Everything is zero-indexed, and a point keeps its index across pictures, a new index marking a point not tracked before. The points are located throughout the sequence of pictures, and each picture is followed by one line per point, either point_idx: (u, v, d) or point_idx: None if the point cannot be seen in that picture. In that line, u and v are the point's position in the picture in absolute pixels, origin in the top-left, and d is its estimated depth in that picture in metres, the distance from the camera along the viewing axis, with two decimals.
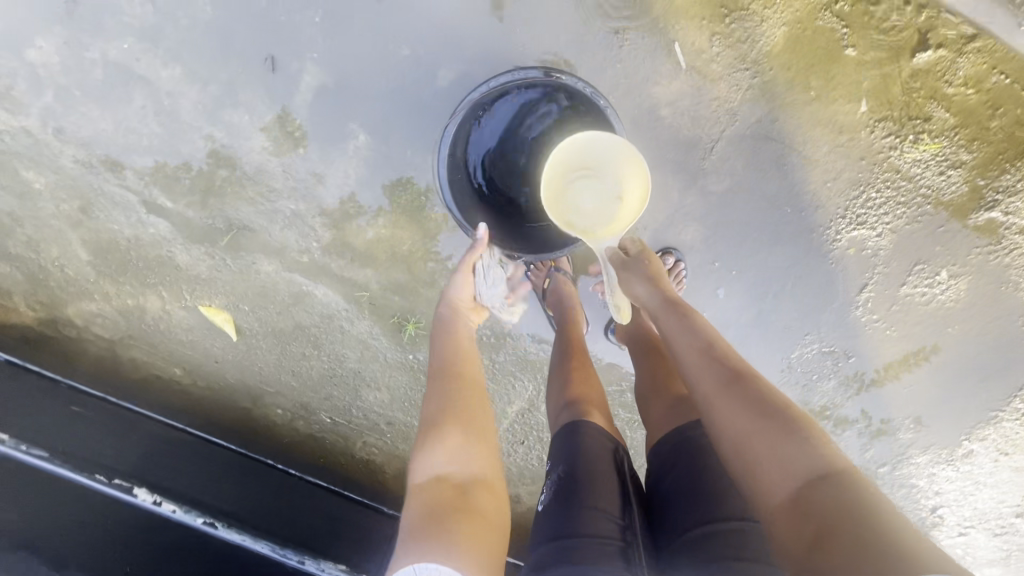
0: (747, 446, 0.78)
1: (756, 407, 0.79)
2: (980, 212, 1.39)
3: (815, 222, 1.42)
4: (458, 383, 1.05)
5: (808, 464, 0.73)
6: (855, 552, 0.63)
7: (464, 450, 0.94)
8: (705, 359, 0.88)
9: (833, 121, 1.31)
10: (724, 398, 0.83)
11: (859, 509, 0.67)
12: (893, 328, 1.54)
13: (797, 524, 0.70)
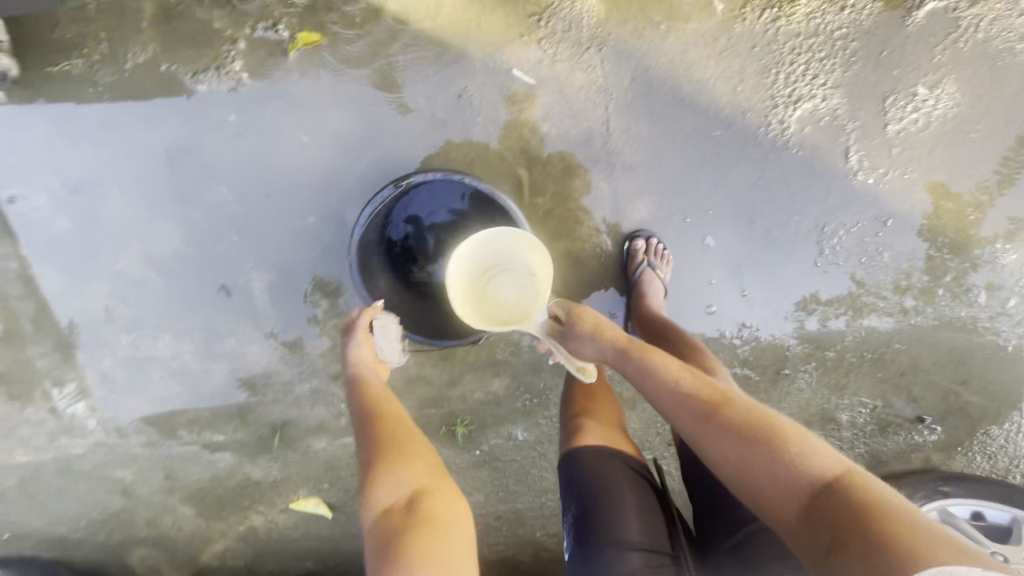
0: (746, 472, 0.83)
1: (738, 434, 0.85)
2: (916, 13, 1.28)
3: (752, 126, 1.32)
4: (380, 415, 1.08)
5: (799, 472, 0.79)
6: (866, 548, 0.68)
7: (409, 471, 0.97)
8: (677, 398, 0.94)
9: (702, 35, 1.27)
10: (708, 430, 0.88)
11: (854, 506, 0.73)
12: (908, 169, 1.37)
13: (812, 535, 0.75)
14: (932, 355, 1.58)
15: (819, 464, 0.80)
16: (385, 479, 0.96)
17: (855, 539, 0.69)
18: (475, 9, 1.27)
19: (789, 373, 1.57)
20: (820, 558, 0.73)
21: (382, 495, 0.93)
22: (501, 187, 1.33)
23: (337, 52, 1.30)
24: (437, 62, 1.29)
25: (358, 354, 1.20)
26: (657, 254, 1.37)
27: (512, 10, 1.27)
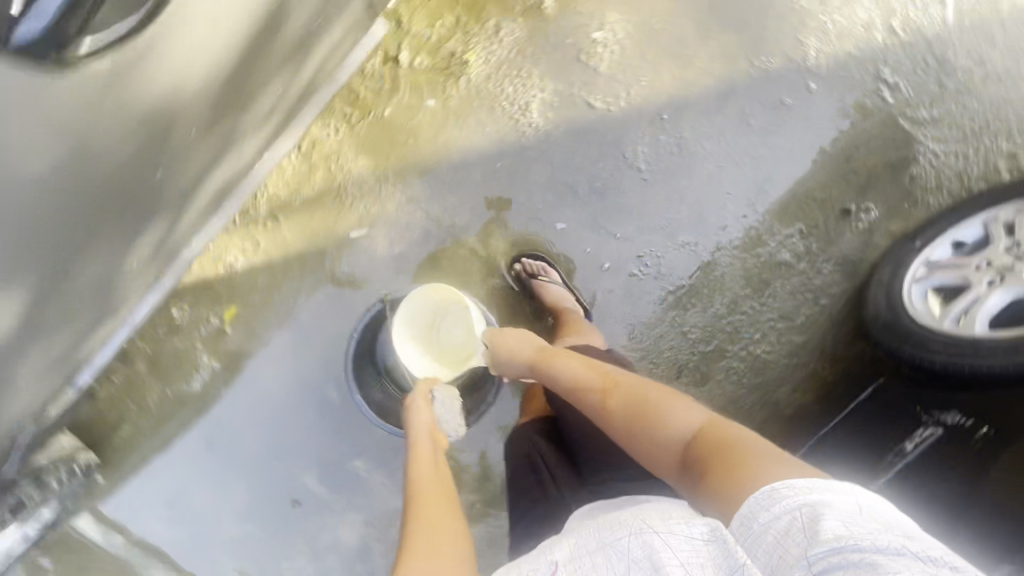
0: (639, 435, 1.10)
1: (632, 412, 1.13)
2: (545, 7, 1.62)
3: (515, 140, 1.68)
4: (432, 499, 1.17)
5: (678, 428, 1.05)
6: (712, 474, 0.91)
7: (445, 560, 1.03)
8: (588, 397, 1.24)
9: (438, 123, 1.65)
10: (614, 414, 1.17)
11: (728, 446, 0.95)
12: (638, 79, 1.66)
13: (685, 473, 0.99)
14: (799, 163, 1.73)
15: (695, 422, 1.04)
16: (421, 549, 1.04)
17: (705, 470, 0.93)
18: (304, 219, 1.69)
19: (705, 263, 1.79)
20: (688, 490, 0.97)
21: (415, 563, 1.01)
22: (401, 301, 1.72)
23: (250, 307, 1.73)
24: (308, 263, 1.72)
25: (419, 420, 1.41)
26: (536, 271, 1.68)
27: (325, 203, 1.68)
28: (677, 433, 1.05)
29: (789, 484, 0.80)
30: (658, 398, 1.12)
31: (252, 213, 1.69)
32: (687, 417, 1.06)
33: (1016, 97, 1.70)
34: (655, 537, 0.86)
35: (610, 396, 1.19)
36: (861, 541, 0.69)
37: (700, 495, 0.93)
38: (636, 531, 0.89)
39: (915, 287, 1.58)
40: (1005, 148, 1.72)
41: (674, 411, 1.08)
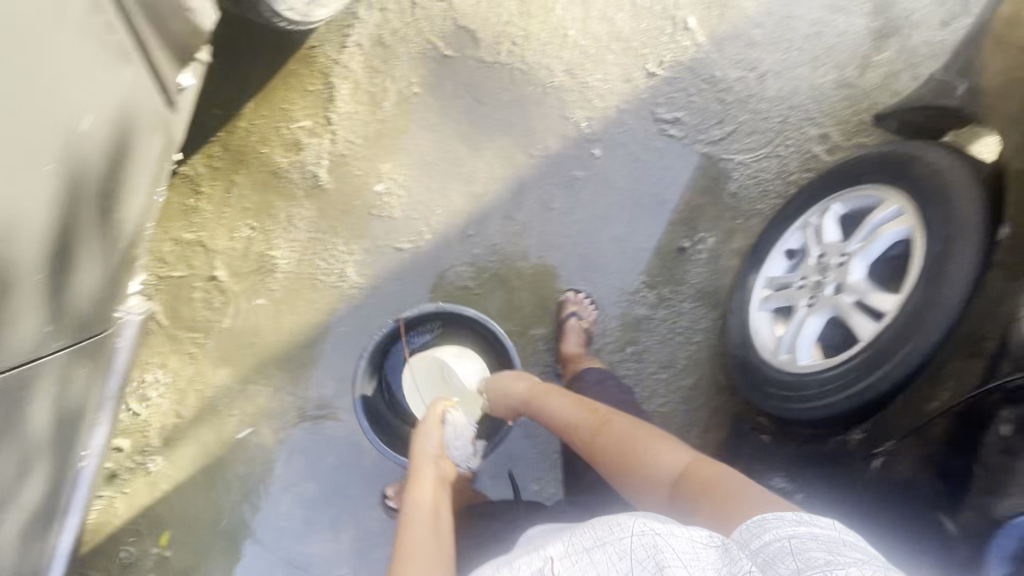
0: (633, 457, 1.11)
1: (622, 439, 1.16)
2: (322, 183, 1.69)
3: (345, 306, 1.76)
4: (422, 532, 1.13)
5: (672, 456, 1.08)
6: (722, 498, 0.93)
7: None
8: (578, 423, 1.26)
9: (273, 317, 1.76)
10: (603, 439, 1.19)
11: (711, 479, 0.99)
12: (432, 212, 1.72)
13: (684, 495, 1.00)
14: (617, 224, 1.73)
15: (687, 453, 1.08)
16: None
17: (709, 493, 0.95)
18: (195, 438, 1.83)
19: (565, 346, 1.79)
20: (688, 512, 0.97)
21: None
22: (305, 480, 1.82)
23: (180, 531, 1.85)
24: (216, 473, 1.85)
25: (429, 443, 1.35)
26: (577, 304, 1.71)
27: (206, 418, 1.82)
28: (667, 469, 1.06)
29: (778, 515, 0.79)
30: (642, 433, 1.16)
31: (149, 449, 1.83)
32: (676, 449, 1.10)
33: (802, 85, 1.66)
34: (642, 529, 0.75)
35: (602, 423, 1.23)
36: (848, 561, 0.68)
37: (702, 517, 0.93)
38: (620, 526, 0.78)
39: (759, 312, 1.53)
40: (812, 135, 1.68)
41: (666, 441, 1.13)
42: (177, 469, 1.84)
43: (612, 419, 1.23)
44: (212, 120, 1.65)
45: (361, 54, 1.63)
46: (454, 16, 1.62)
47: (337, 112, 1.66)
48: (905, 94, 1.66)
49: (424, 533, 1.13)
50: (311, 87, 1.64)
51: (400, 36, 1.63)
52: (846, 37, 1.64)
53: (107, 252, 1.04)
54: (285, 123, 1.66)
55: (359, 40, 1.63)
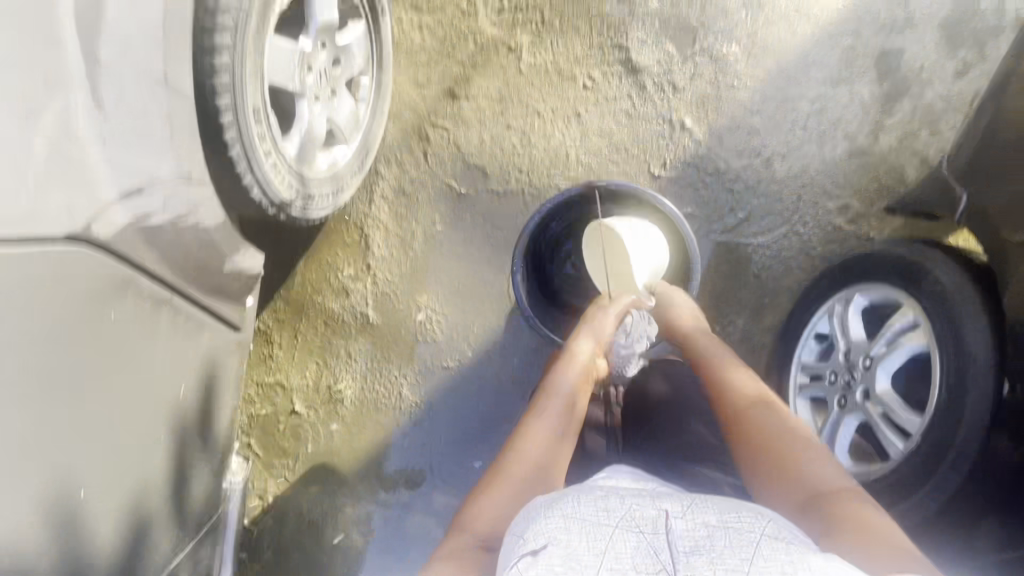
0: (790, 445, 1.00)
1: (785, 425, 1.04)
2: (372, 320, 1.90)
3: (406, 421, 1.96)
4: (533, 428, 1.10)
5: (836, 473, 0.95)
6: (876, 537, 0.82)
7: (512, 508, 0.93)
8: (737, 391, 1.14)
9: (348, 437, 1.99)
10: (755, 413, 1.07)
11: (864, 515, 0.87)
12: (471, 331, 1.88)
13: (826, 509, 0.89)
14: None
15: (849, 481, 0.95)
16: (508, 486, 0.98)
17: (860, 528, 0.84)
18: (292, 552, 2.02)
19: None
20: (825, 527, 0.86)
21: (505, 499, 0.95)
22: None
23: None
24: None
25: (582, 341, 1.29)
26: None
27: (302, 531, 2.02)
28: (826, 479, 0.94)
29: None
30: (810, 435, 1.03)
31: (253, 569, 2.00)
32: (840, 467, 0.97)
33: (812, 162, 1.65)
34: (781, 537, 0.72)
35: (769, 405, 1.09)
36: None
37: (839, 545, 0.83)
38: (753, 519, 0.76)
39: (796, 403, 1.49)
40: (830, 208, 1.67)
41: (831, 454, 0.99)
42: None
43: (790, 413, 1.08)
44: (273, 283, 1.91)
45: (387, 203, 1.82)
46: (462, 156, 1.77)
47: (375, 257, 1.86)
48: (924, 153, 1.61)
49: (539, 426, 1.10)
50: (349, 239, 1.86)
51: (419, 181, 1.80)
52: (851, 109, 1.62)
53: (208, 458, 1.25)
54: (332, 273, 1.88)
55: (384, 193, 1.81)
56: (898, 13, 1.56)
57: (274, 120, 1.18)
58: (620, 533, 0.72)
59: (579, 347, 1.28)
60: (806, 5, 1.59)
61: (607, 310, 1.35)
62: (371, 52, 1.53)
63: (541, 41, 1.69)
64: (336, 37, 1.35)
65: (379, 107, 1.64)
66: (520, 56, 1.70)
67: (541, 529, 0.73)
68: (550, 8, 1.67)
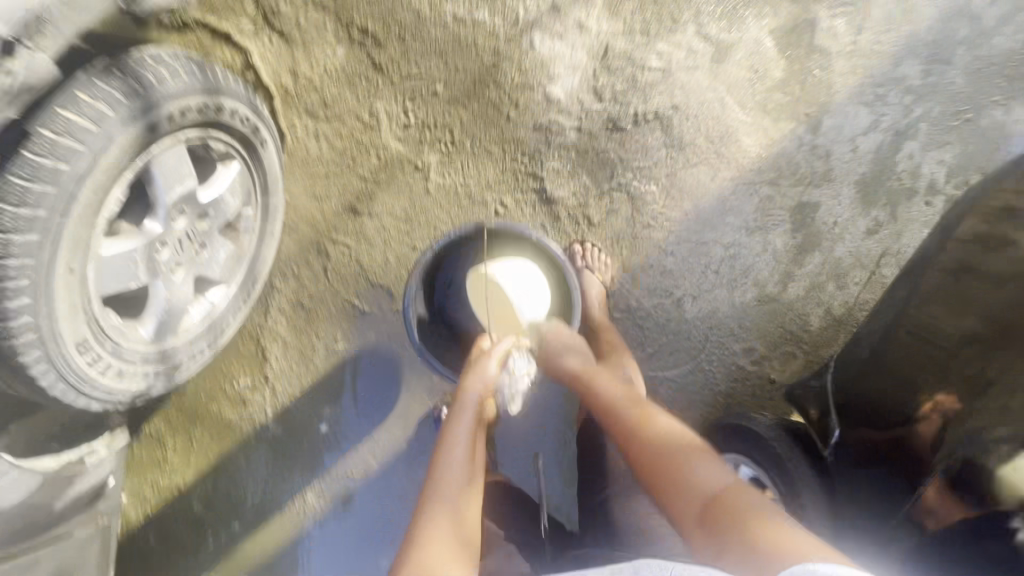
0: (674, 457, 1.14)
1: (665, 442, 1.18)
2: (273, 427, 1.83)
3: (308, 523, 1.92)
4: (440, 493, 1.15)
5: (713, 474, 1.10)
6: (757, 532, 0.94)
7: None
8: (624, 407, 1.29)
9: (246, 542, 1.91)
10: (642, 430, 1.22)
11: (742, 505, 1.01)
12: (378, 442, 1.85)
13: (714, 515, 1.01)
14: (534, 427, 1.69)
15: (722, 475, 1.10)
16: (423, 567, 1.01)
17: (745, 527, 0.96)
18: None
19: None
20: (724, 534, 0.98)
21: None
22: None
23: None
24: None
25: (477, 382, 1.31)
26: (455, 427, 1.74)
27: None
28: (706, 483, 1.08)
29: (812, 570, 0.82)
30: (685, 445, 1.18)
31: None
32: (716, 468, 1.12)
33: (720, 306, 1.63)
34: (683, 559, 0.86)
35: (647, 418, 1.25)
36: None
37: (738, 544, 0.94)
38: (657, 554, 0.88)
39: None
40: (735, 349, 1.66)
41: (706, 456, 1.16)
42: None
43: (662, 421, 1.25)
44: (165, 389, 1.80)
45: (285, 317, 1.71)
46: (365, 274, 1.66)
47: (274, 368, 1.77)
48: (828, 304, 1.62)
49: (445, 491, 1.16)
50: (245, 349, 1.75)
51: (319, 296, 1.69)
52: (762, 258, 1.59)
53: None
54: (228, 382, 1.78)
55: (280, 306, 1.70)
56: (817, 167, 1.51)
57: (117, 322, 1.09)
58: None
59: (467, 405, 1.29)
60: (727, 151, 1.50)
61: (487, 359, 1.35)
62: (251, 185, 1.35)
63: (449, 163, 1.55)
64: (198, 198, 1.18)
65: (269, 232, 1.48)
66: (426, 176, 1.56)
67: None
68: (459, 128, 1.52)
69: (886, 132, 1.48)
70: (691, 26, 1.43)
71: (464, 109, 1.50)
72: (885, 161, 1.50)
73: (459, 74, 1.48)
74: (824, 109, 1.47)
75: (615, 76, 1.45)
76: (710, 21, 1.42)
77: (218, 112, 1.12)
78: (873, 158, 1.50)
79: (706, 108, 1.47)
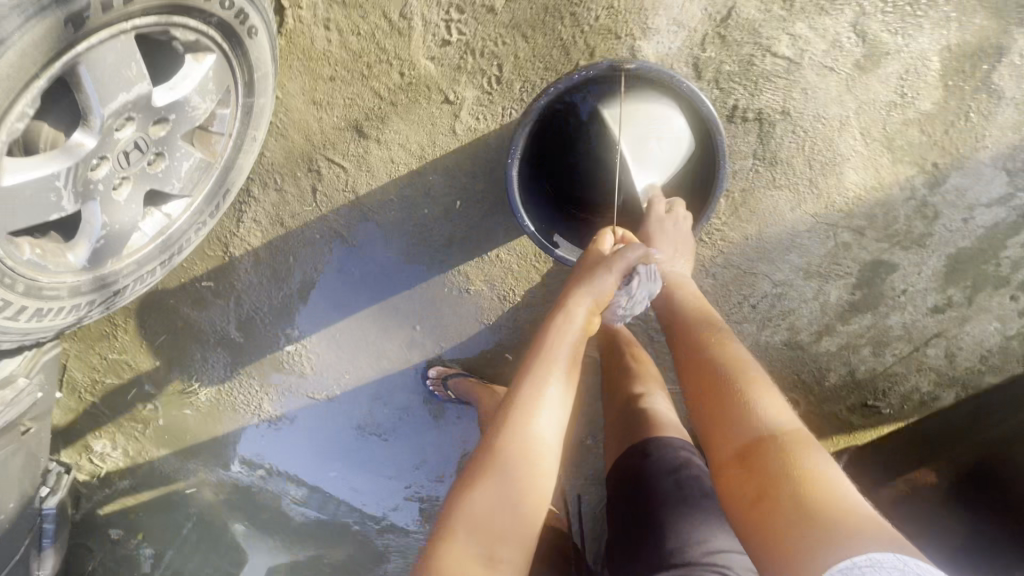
0: (736, 390, 0.91)
1: (729, 372, 0.94)
2: (234, 335, 1.69)
3: (265, 424, 1.91)
4: (528, 398, 0.94)
5: (778, 419, 0.86)
6: (793, 507, 0.75)
7: (501, 502, 0.86)
8: (690, 337, 1.04)
9: (204, 424, 1.92)
10: (703, 359, 0.99)
11: (800, 465, 0.79)
12: (342, 372, 1.74)
13: (747, 477, 0.83)
14: None
15: (790, 423, 0.86)
16: (502, 475, 0.88)
17: (786, 495, 0.77)
18: (136, 502, 2.06)
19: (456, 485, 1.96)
20: (747, 502, 0.81)
21: (502, 491, 0.87)
22: (231, 546, 2.11)
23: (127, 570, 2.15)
24: (154, 532, 2.10)
25: (598, 284, 1.06)
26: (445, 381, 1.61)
27: (146, 489, 2.04)
28: (765, 424, 0.86)
29: (872, 561, 0.65)
30: (760, 381, 0.93)
31: (98, 507, 2.06)
32: (786, 414, 0.88)
33: (743, 340, 1.43)
34: None
35: (718, 346, 1.00)
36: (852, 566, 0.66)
37: (767, 518, 0.77)
38: None
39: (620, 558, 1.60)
40: None
41: (777, 398, 0.91)
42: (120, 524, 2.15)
43: (740, 353, 0.99)
44: None
45: (258, 228, 1.48)
46: (360, 206, 1.41)
47: (241, 277, 1.57)
48: (857, 367, 1.47)
49: (532, 388, 0.95)
50: (211, 251, 1.54)
51: (301, 216, 1.44)
52: (807, 305, 1.39)
53: None
54: (191, 279, 1.60)
55: (253, 216, 1.46)
56: (916, 227, 1.26)
57: (35, 251, 0.89)
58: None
59: (570, 319, 1.03)
60: (823, 181, 1.23)
61: (607, 267, 1.08)
62: (230, 84, 1.04)
63: (488, 104, 1.23)
64: (152, 99, 0.89)
65: (249, 138, 1.16)
66: (456, 113, 1.25)
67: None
68: (510, 64, 1.18)
69: (1014, 209, 1.23)
70: (851, 10, 1.07)
71: (524, 41, 1.16)
72: (992, 240, 1.27)
73: None
74: (958, 163, 1.18)
75: (730, 52, 1.11)
76: (878, 11, 1.07)
77: None
78: (982, 234, 1.26)
79: (822, 124, 1.16)
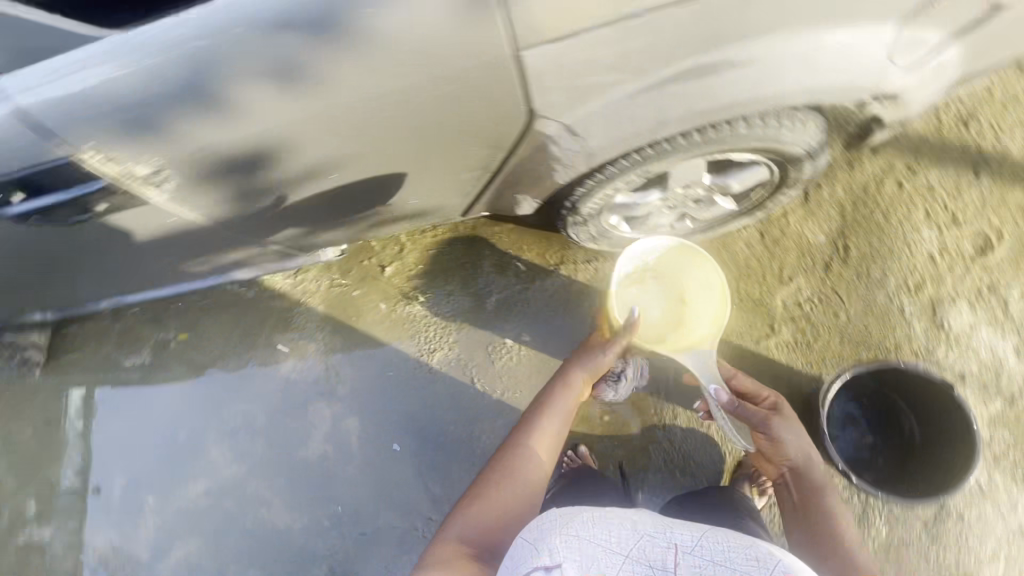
0: (829, 547, 1.17)
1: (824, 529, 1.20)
2: (489, 300, 2.11)
3: (412, 365, 2.12)
4: (524, 444, 1.29)
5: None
6: None
7: (491, 515, 1.17)
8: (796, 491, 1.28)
9: (377, 321, 2.18)
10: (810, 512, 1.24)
11: None
12: (517, 389, 2.04)
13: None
14: None
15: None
16: (495, 491, 1.21)
17: None
18: (264, 316, 2.27)
19: None
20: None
21: (494, 506, 1.18)
22: (268, 412, 2.19)
23: (192, 347, 2.30)
24: (244, 346, 2.27)
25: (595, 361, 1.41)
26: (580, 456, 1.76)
27: (281, 316, 2.25)
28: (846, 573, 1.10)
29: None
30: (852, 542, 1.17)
31: (243, 293, 2.30)
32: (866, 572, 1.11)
33: None
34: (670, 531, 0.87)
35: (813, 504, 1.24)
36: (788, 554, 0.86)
37: None
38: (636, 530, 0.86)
39: None
40: None
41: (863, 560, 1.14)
42: (222, 315, 2.30)
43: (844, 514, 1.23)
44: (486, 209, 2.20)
45: (590, 271, 2.06)
46: None
47: (542, 282, 2.10)
48: None
49: (531, 438, 1.29)
50: (548, 255, 2.11)
51: None
52: None
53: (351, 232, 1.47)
54: (513, 253, 2.13)
55: (596, 267, 2.10)
56: None
57: (627, 197, 1.53)
58: (616, 561, 0.80)
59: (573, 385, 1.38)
60: None
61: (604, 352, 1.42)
62: (715, 223, 1.78)
63: (788, 348, 1.82)
64: (720, 197, 1.60)
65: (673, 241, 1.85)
66: (769, 334, 1.84)
67: (543, 545, 0.82)
68: (820, 340, 1.82)
69: None
70: None
71: (838, 343, 1.81)
72: None
73: (861, 327, 1.81)
74: None
75: None
76: None
77: (782, 193, 1.60)
78: None
79: (979, 544, 1.60)
